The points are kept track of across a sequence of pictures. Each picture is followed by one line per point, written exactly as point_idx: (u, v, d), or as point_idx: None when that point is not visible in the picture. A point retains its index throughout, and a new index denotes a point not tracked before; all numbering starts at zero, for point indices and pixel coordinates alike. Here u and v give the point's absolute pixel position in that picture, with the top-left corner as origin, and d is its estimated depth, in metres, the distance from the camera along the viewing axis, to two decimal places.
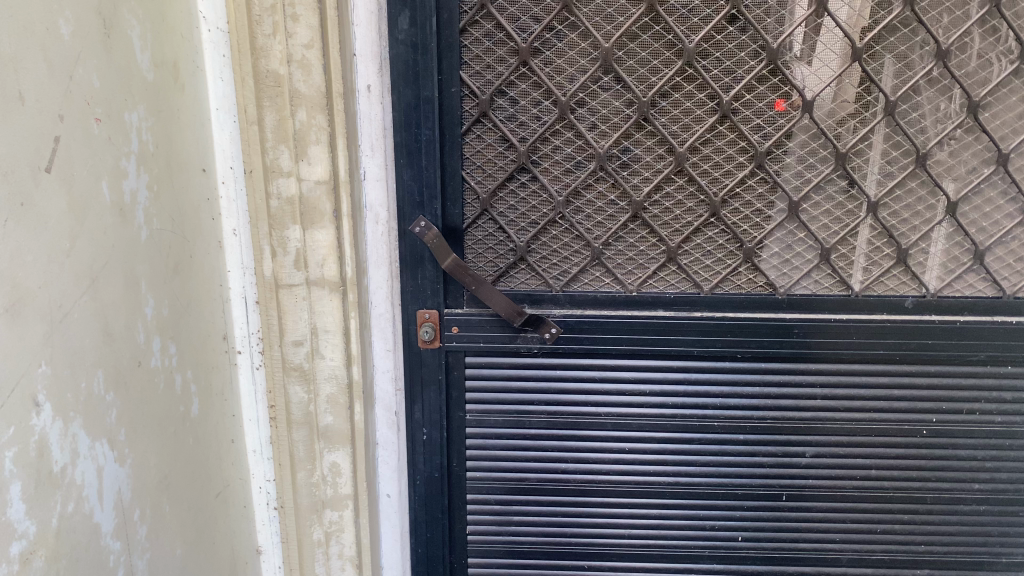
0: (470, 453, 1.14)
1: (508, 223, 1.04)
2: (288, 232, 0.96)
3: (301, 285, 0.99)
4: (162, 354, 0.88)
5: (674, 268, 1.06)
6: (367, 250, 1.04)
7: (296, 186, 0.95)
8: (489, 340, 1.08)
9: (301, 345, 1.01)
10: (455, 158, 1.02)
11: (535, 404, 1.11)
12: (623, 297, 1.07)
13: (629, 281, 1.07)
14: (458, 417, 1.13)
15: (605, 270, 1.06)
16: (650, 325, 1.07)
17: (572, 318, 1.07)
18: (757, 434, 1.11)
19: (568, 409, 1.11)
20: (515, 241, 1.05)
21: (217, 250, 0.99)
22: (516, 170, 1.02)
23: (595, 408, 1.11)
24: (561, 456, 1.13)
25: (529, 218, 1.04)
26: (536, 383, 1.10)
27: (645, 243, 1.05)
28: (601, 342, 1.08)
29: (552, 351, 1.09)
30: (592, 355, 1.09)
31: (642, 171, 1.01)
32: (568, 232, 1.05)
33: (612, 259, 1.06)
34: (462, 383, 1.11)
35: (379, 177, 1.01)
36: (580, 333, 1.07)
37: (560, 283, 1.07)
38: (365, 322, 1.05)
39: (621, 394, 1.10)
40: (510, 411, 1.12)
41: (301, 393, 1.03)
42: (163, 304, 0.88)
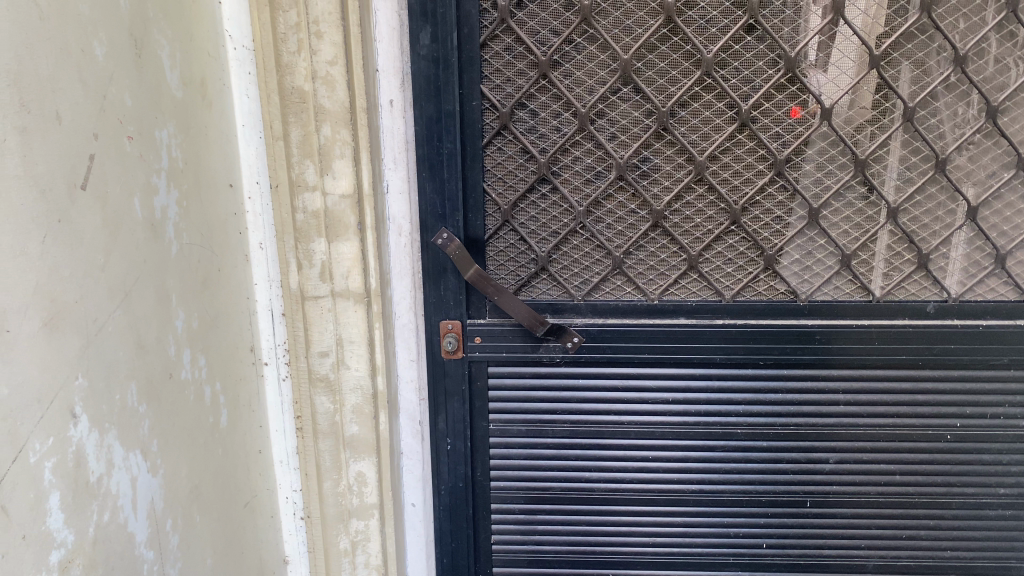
0: (494, 462, 1.15)
1: (530, 233, 1.06)
2: (314, 246, 0.98)
3: (327, 296, 1.00)
4: (192, 367, 0.90)
5: (695, 275, 1.07)
6: (390, 260, 1.06)
7: (321, 200, 0.96)
8: (511, 350, 1.10)
9: (327, 356, 1.02)
10: (477, 170, 1.04)
11: (558, 413, 1.12)
12: (644, 306, 1.08)
13: (650, 289, 1.08)
14: (481, 427, 1.14)
15: (627, 279, 1.08)
16: (672, 333, 1.07)
17: (594, 327, 1.08)
18: (781, 440, 1.11)
19: (591, 418, 1.12)
20: (537, 251, 1.06)
21: (245, 262, 1.01)
22: (537, 181, 1.03)
23: (618, 416, 1.11)
24: (584, 464, 1.14)
25: (551, 229, 1.06)
26: (559, 392, 1.11)
27: (666, 251, 1.06)
28: (623, 351, 1.09)
29: (575, 360, 1.10)
30: (614, 363, 1.10)
31: (662, 180, 1.02)
32: (589, 242, 1.06)
33: (633, 268, 1.07)
34: (485, 393, 1.13)
35: (402, 190, 1.03)
36: (602, 341, 1.09)
37: (582, 292, 1.08)
38: (389, 332, 1.07)
39: (644, 402, 1.11)
40: (533, 420, 1.13)
41: (327, 403, 1.05)
42: (193, 317, 0.90)
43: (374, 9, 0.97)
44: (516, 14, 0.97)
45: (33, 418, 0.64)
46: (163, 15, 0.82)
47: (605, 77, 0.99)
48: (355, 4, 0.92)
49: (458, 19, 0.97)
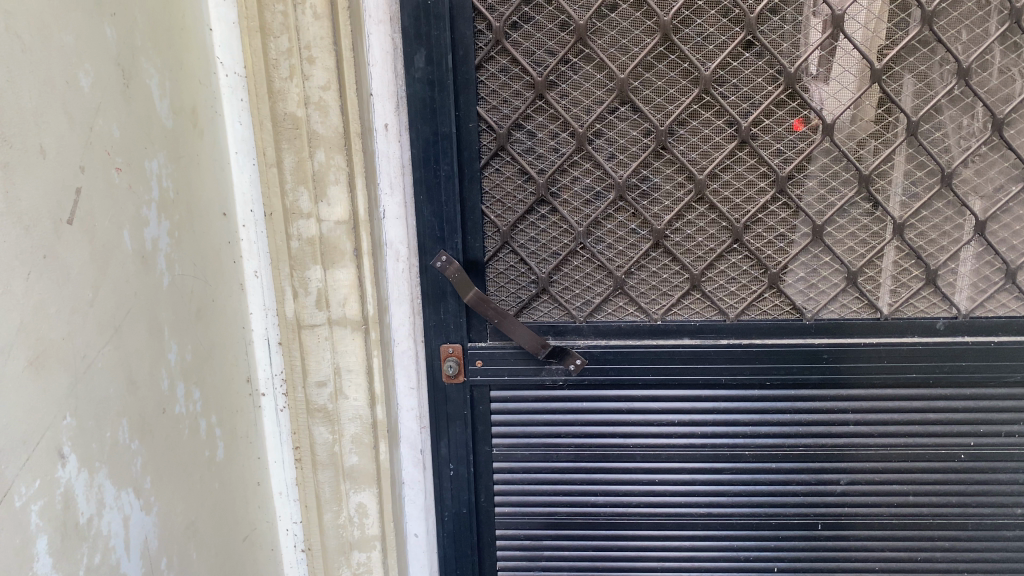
0: (498, 489, 1.13)
1: (530, 255, 1.04)
2: (309, 273, 0.96)
3: (323, 325, 0.98)
4: (186, 400, 0.88)
5: (698, 294, 1.04)
6: (388, 286, 1.03)
7: (316, 227, 0.95)
8: (513, 373, 1.08)
9: (325, 386, 1.00)
10: (474, 193, 1.02)
11: (562, 437, 1.10)
12: (647, 327, 1.06)
13: (653, 309, 1.05)
14: (484, 452, 1.12)
15: (628, 299, 1.05)
16: (676, 354, 1.05)
17: (596, 349, 1.06)
18: (790, 462, 1.09)
19: (595, 441, 1.09)
20: (537, 272, 1.04)
21: (239, 290, 1.00)
22: (535, 203, 1.02)
23: (624, 439, 1.09)
24: (589, 489, 1.12)
25: (550, 250, 1.04)
26: (563, 416, 1.09)
27: (668, 271, 1.04)
28: (626, 373, 1.06)
29: (577, 383, 1.07)
30: (617, 386, 1.07)
31: (661, 199, 1.01)
32: (590, 262, 1.04)
33: (634, 288, 1.05)
34: (487, 417, 1.10)
35: (399, 215, 1.01)
36: (605, 364, 1.06)
37: (584, 313, 1.06)
38: (388, 360, 1.04)
39: (649, 425, 1.08)
40: (537, 444, 1.10)
41: (325, 433, 1.03)
42: (186, 350, 0.88)
43: (367, 34, 0.95)
44: (512, 35, 0.96)
45: (18, 460, 0.62)
46: (152, 44, 0.81)
47: (603, 97, 0.97)
48: (348, 29, 0.91)
49: (453, 41, 0.96)
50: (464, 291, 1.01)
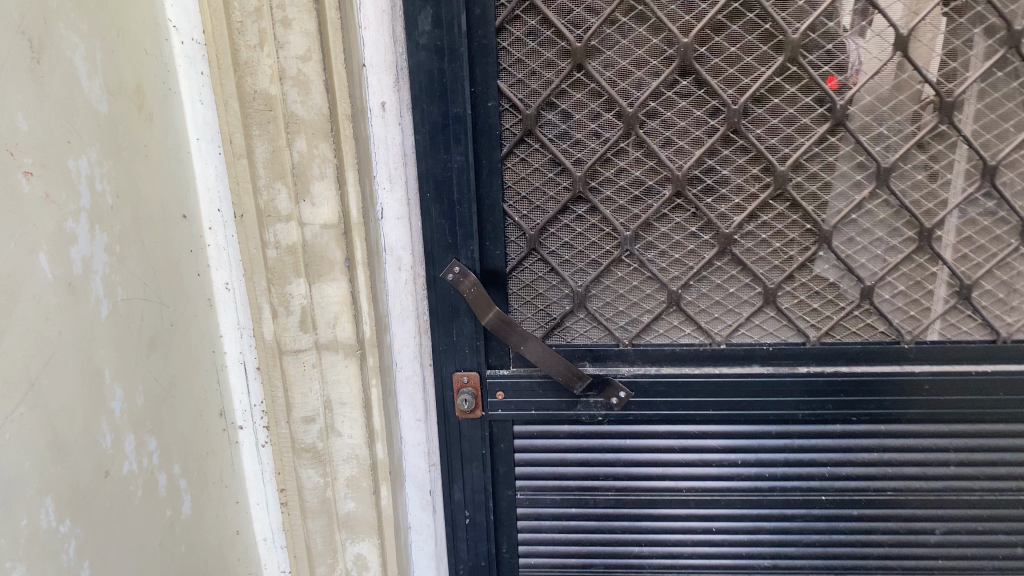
0: (524, 536, 0.96)
1: (563, 264, 0.85)
2: (290, 287, 0.78)
3: (309, 350, 0.80)
4: (138, 454, 0.71)
5: (777, 311, 0.85)
6: (388, 300, 0.85)
7: (298, 232, 0.76)
8: (541, 407, 0.89)
9: (313, 422, 0.83)
10: (495, 188, 0.83)
11: (601, 478, 0.92)
12: (709, 352, 0.87)
13: (716, 330, 0.87)
14: (506, 496, 0.95)
15: (686, 317, 0.87)
16: (742, 385, 0.87)
17: (645, 379, 0.88)
18: (874, 508, 0.91)
19: (642, 485, 0.92)
20: (572, 285, 0.86)
21: (206, 307, 0.82)
22: (572, 200, 0.83)
23: (674, 481, 0.91)
24: (634, 539, 0.95)
25: (588, 257, 0.85)
26: (604, 456, 0.91)
27: (735, 283, 0.85)
28: (683, 407, 0.88)
29: (622, 418, 0.89)
30: (671, 422, 0.90)
31: (729, 196, 0.81)
32: (637, 272, 0.85)
33: (693, 305, 0.86)
34: (510, 458, 0.93)
35: (400, 215, 0.82)
36: (657, 397, 0.88)
37: (628, 335, 0.88)
38: (389, 388, 0.86)
39: (705, 465, 0.91)
40: (571, 487, 0.93)
41: (316, 477, 0.86)
42: (136, 391, 0.70)
43: None
44: None
45: None
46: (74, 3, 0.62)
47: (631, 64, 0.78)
48: None
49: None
50: (484, 311, 0.82)
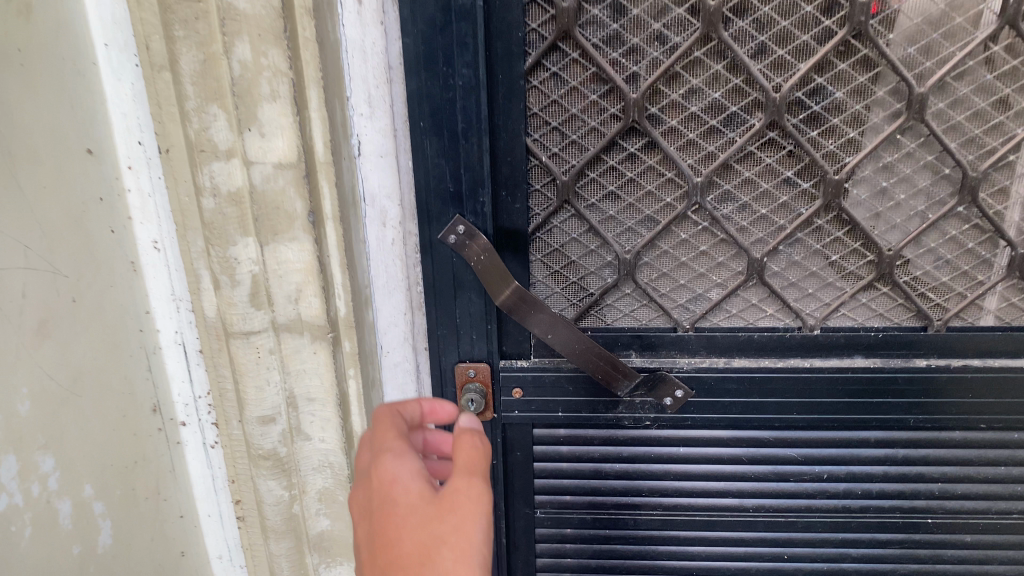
0: (544, 563, 0.76)
1: (605, 221, 0.63)
2: (235, 249, 0.57)
3: (264, 332, 0.61)
4: (23, 481, 0.51)
5: (891, 284, 0.62)
6: (370, 267, 0.64)
7: (242, 174, 0.56)
8: (570, 408, 0.68)
9: (273, 424, 0.64)
10: (516, 116, 0.60)
11: (645, 496, 0.72)
12: (798, 338, 0.65)
13: (811, 310, 0.64)
14: (522, 514, 0.74)
15: (768, 295, 0.64)
16: (841, 382, 0.65)
17: (710, 373, 0.66)
18: (995, 535, 0.71)
19: (695, 504, 0.71)
20: (618, 253, 0.64)
21: (130, 274, 0.62)
22: (623, 132, 0.60)
23: (740, 499, 0.71)
24: (682, 566, 0.74)
25: (639, 212, 0.62)
26: (648, 468, 0.70)
27: (838, 249, 0.62)
28: (756, 410, 0.67)
29: (677, 423, 0.68)
30: (738, 428, 0.68)
31: (844, 129, 0.58)
32: (707, 233, 0.62)
33: (778, 276, 0.63)
34: (529, 467, 0.72)
35: (385, 152, 0.60)
36: (724, 396, 0.66)
37: (689, 317, 0.66)
38: (372, 378, 0.67)
39: (783, 481, 0.69)
40: (606, 505, 0.72)
41: (278, 490, 0.67)
42: (17, 396, 0.51)
43: None
44: None
45: None
46: None
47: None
48: None
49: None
50: (497, 287, 0.62)
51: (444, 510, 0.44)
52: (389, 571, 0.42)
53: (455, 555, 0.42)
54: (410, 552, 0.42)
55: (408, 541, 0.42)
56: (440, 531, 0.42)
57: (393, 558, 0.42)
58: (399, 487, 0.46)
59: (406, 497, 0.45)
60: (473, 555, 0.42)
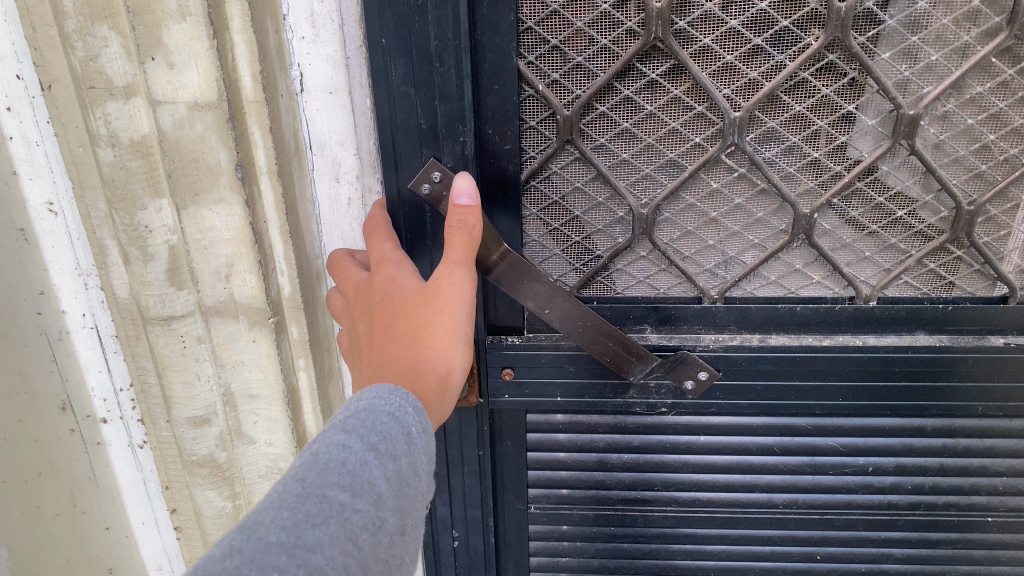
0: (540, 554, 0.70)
1: (616, 166, 0.52)
2: (145, 215, 0.45)
3: (189, 317, 0.48)
4: None
5: (969, 250, 0.54)
6: (320, 225, 0.52)
7: (146, 117, 0.43)
8: (569, 391, 0.60)
9: (208, 425, 0.52)
10: (505, 31, 0.48)
11: (658, 491, 0.65)
12: (851, 312, 0.57)
13: (866, 278, 0.55)
14: (514, 506, 0.67)
15: (817, 261, 0.55)
16: (898, 363, 0.57)
17: (742, 354, 0.57)
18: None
19: (713, 497, 0.65)
20: (632, 206, 0.53)
21: (20, 245, 0.49)
22: (641, 51, 0.48)
23: (769, 493, 0.64)
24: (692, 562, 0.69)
25: (660, 153, 0.52)
26: (662, 460, 0.63)
27: (896, 201, 0.52)
28: (792, 395, 0.59)
29: (699, 410, 0.60)
30: (768, 415, 0.61)
31: (925, 51, 0.47)
32: (744, 180, 0.52)
33: (830, 237, 0.54)
34: (523, 457, 0.64)
35: (333, 87, 0.47)
36: (756, 381, 0.58)
37: (718, 285, 0.57)
38: (326, 364, 0.56)
39: (820, 475, 0.63)
40: (612, 499, 0.66)
41: (219, 501, 0.55)
42: None
43: None
44: None
45: None
46: None
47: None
48: None
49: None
50: (485, 252, 0.50)
51: (430, 296, 0.41)
52: (373, 350, 0.39)
53: (443, 331, 0.39)
54: (396, 331, 0.39)
55: (397, 323, 0.40)
56: (428, 312, 0.40)
57: (381, 339, 0.39)
58: (394, 285, 0.43)
59: (398, 293, 0.42)
60: (459, 336, 0.39)
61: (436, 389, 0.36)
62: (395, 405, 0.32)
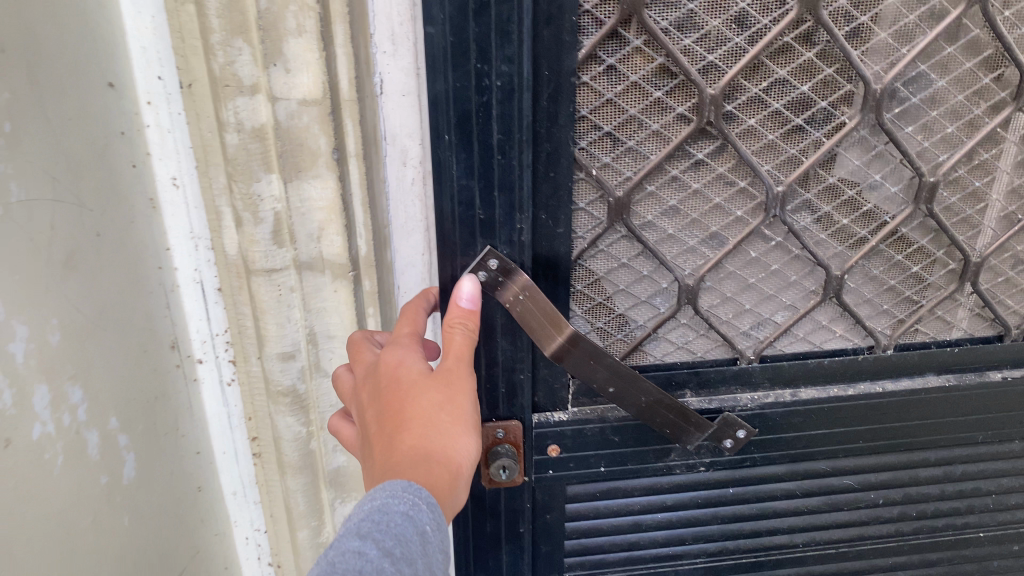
0: None
1: (662, 241, 0.61)
2: (258, 186, 0.58)
3: (286, 270, 0.61)
4: (54, 411, 0.52)
5: (970, 295, 0.68)
6: (388, 204, 0.65)
7: (266, 109, 0.56)
8: (611, 461, 0.70)
9: (293, 360, 0.65)
10: (564, 122, 0.55)
11: (690, 543, 0.76)
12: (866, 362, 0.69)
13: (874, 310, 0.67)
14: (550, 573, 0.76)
15: (834, 321, 0.68)
16: (896, 410, 0.72)
17: (776, 409, 0.69)
18: (992, 534, 0.82)
19: (739, 542, 0.77)
20: (682, 278, 0.63)
21: (149, 211, 0.62)
22: (695, 136, 0.57)
23: (790, 534, 0.77)
24: None
25: (705, 227, 0.61)
26: (697, 514, 0.75)
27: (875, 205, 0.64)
28: (814, 444, 0.72)
29: (735, 465, 0.72)
30: (793, 464, 0.73)
31: (923, 112, 0.58)
32: (779, 249, 0.63)
33: (849, 292, 0.65)
34: (562, 525, 0.73)
35: (408, 90, 0.60)
36: (785, 432, 0.71)
37: (753, 346, 0.68)
38: (389, 318, 0.68)
39: (835, 510, 0.77)
40: (646, 558, 0.76)
41: (296, 426, 0.68)
42: (47, 327, 0.51)
43: None
44: None
45: None
46: None
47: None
48: None
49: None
50: (551, 340, 0.59)
51: (439, 382, 0.52)
52: (395, 433, 0.50)
53: (451, 419, 0.51)
54: (414, 416, 0.50)
55: (412, 407, 0.50)
56: (437, 399, 0.51)
57: (399, 421, 0.50)
58: (403, 366, 0.53)
59: (408, 374, 0.52)
60: (465, 421, 0.51)
61: (448, 472, 0.48)
62: (409, 504, 0.44)
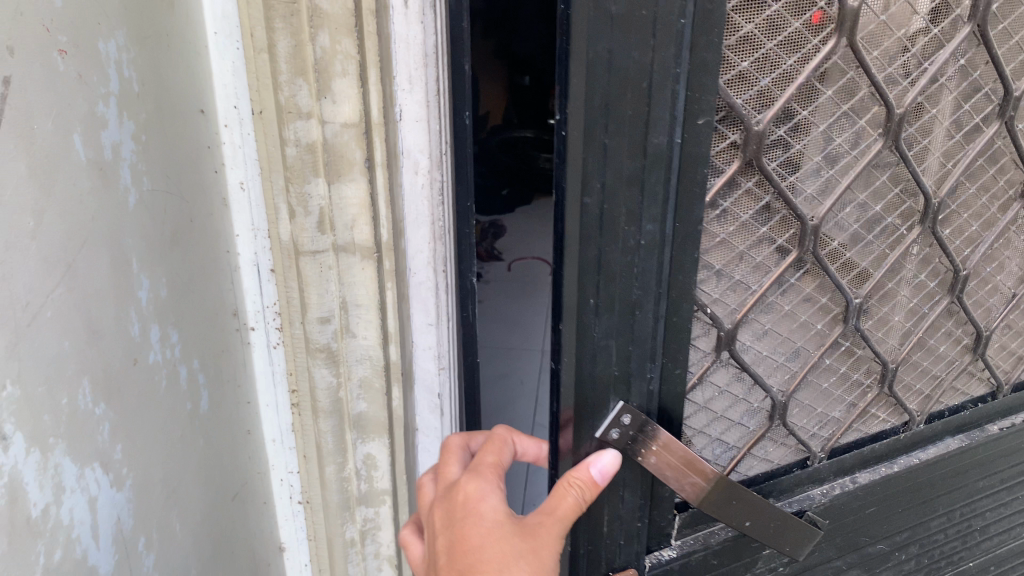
0: None
1: (760, 361, 0.75)
2: (309, 187, 0.78)
3: (327, 251, 0.81)
4: (162, 346, 0.71)
5: (973, 362, 0.91)
6: (404, 205, 0.86)
7: (317, 130, 0.76)
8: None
9: (328, 323, 0.85)
10: (690, 270, 0.64)
11: None
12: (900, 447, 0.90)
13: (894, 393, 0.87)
14: None
15: (876, 411, 0.87)
16: (913, 489, 0.92)
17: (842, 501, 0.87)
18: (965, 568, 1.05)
19: None
20: (765, 381, 0.77)
21: (222, 207, 0.81)
22: (790, 266, 0.69)
23: None
24: None
25: (788, 348, 0.76)
26: None
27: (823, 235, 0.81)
28: (857, 530, 0.89)
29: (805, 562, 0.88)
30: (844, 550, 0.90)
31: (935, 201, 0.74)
32: (842, 356, 0.80)
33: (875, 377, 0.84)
34: None
35: (419, 118, 0.82)
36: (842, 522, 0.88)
37: (822, 441, 0.85)
38: (402, 292, 0.88)
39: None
40: None
41: (328, 377, 0.88)
42: (161, 283, 0.70)
43: None
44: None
45: None
46: None
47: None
48: None
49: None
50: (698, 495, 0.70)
51: (519, 531, 0.62)
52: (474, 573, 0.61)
53: (528, 563, 0.61)
54: (491, 558, 0.61)
55: (487, 552, 0.61)
56: (515, 547, 0.61)
57: (473, 558, 0.62)
58: (483, 504, 0.64)
59: (489, 514, 0.63)
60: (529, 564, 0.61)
61: None
62: None
